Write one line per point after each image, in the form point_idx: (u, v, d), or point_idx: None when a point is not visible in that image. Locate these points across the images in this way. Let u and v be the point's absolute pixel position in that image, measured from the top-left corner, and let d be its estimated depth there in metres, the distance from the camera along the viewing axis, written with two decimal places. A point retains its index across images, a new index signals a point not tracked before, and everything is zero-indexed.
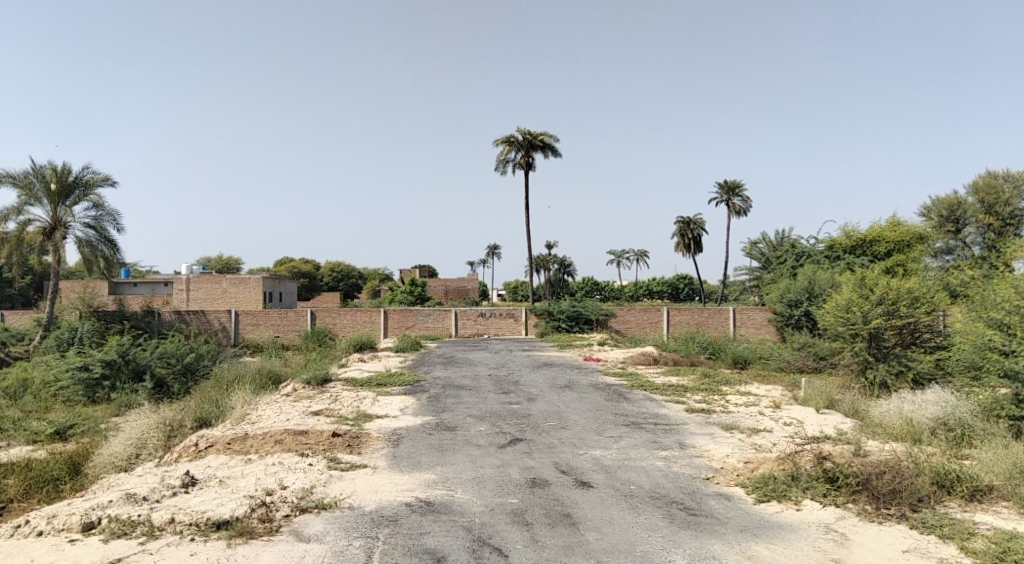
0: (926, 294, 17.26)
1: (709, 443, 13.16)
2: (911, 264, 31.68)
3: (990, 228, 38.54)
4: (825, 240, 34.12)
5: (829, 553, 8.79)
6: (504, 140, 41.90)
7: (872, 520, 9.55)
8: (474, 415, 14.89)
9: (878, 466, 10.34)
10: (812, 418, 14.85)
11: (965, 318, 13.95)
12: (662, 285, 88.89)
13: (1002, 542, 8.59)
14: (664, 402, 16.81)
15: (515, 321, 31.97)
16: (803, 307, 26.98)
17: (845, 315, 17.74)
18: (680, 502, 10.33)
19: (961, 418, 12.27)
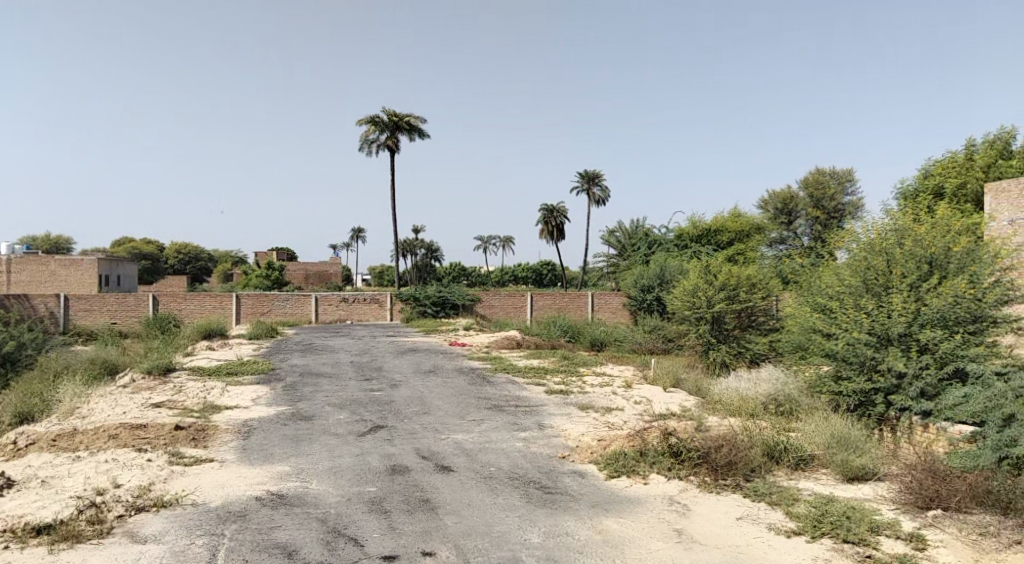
0: (762, 281, 18.46)
1: (566, 422, 13.53)
2: (750, 252, 33.79)
3: (818, 220, 41.79)
4: (675, 229, 35.88)
5: (672, 524, 9.26)
6: (369, 119, 41.00)
7: (710, 491, 10.16)
8: (332, 403, 14.57)
9: (717, 440, 11.01)
10: (660, 396, 15.64)
11: (796, 302, 14.89)
12: (527, 270, 90.29)
13: (821, 506, 9.36)
14: (525, 384, 17.12)
15: (378, 306, 31.48)
16: (654, 293, 28.20)
17: (691, 299, 18.73)
18: (537, 481, 10.58)
19: (789, 393, 13.57)
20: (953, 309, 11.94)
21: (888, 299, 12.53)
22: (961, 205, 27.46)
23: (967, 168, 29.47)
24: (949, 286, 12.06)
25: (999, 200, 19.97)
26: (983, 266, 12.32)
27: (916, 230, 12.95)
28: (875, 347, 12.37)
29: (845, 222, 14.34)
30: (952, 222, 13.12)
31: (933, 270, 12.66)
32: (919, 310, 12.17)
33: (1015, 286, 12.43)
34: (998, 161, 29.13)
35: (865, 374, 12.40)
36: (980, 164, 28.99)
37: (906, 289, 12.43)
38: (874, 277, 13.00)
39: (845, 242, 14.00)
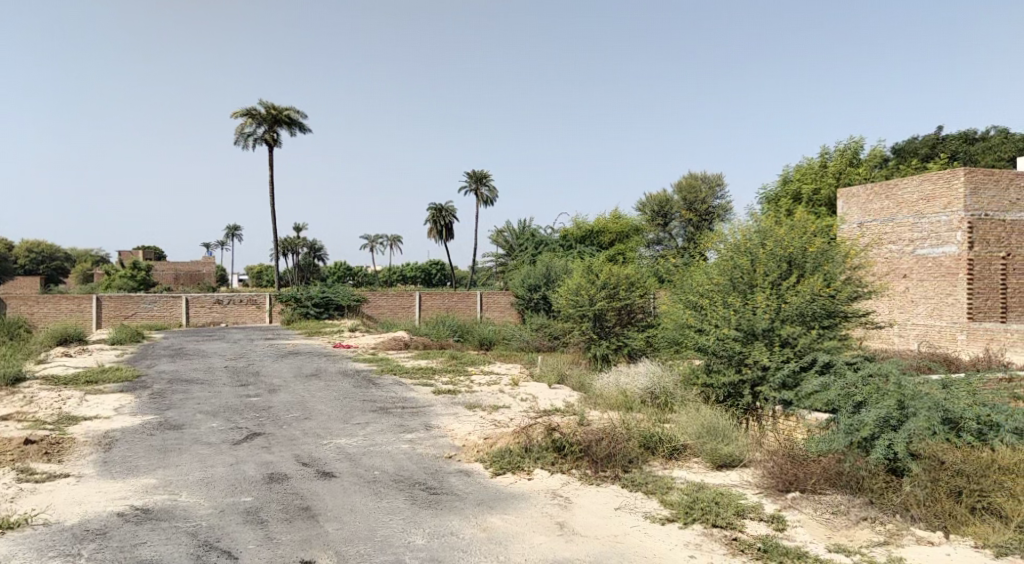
0: (640, 279, 19.02)
1: (453, 422, 13.47)
2: (630, 252, 34.86)
3: (690, 222, 43.61)
4: (560, 230, 36.50)
5: (554, 517, 9.37)
6: (245, 111, 39.51)
7: (591, 483, 10.36)
8: (205, 411, 13.92)
9: (597, 433, 11.25)
10: (545, 392, 15.85)
11: (670, 299, 15.44)
12: (414, 270, 89.57)
13: (693, 493, 9.73)
14: (411, 385, 16.93)
15: (256, 308, 30.39)
16: (541, 292, 28.57)
17: (574, 297, 19.10)
18: (422, 483, 10.46)
19: (665, 386, 14.09)
20: (810, 305, 12.72)
21: (752, 297, 13.15)
22: (818, 210, 29.31)
23: (821, 174, 31.42)
24: (806, 285, 12.81)
25: (850, 204, 21.45)
26: (836, 265, 13.17)
27: (776, 232, 13.67)
28: (741, 341, 12.96)
29: (714, 225, 14.91)
30: (808, 225, 13.88)
31: (792, 269, 13.40)
32: (780, 307, 12.85)
33: (863, 283, 13.40)
34: (848, 167, 31.23)
35: (733, 367, 13.00)
36: (832, 171, 30.97)
37: (768, 288, 13.07)
38: (740, 276, 13.61)
39: (713, 243, 14.53)
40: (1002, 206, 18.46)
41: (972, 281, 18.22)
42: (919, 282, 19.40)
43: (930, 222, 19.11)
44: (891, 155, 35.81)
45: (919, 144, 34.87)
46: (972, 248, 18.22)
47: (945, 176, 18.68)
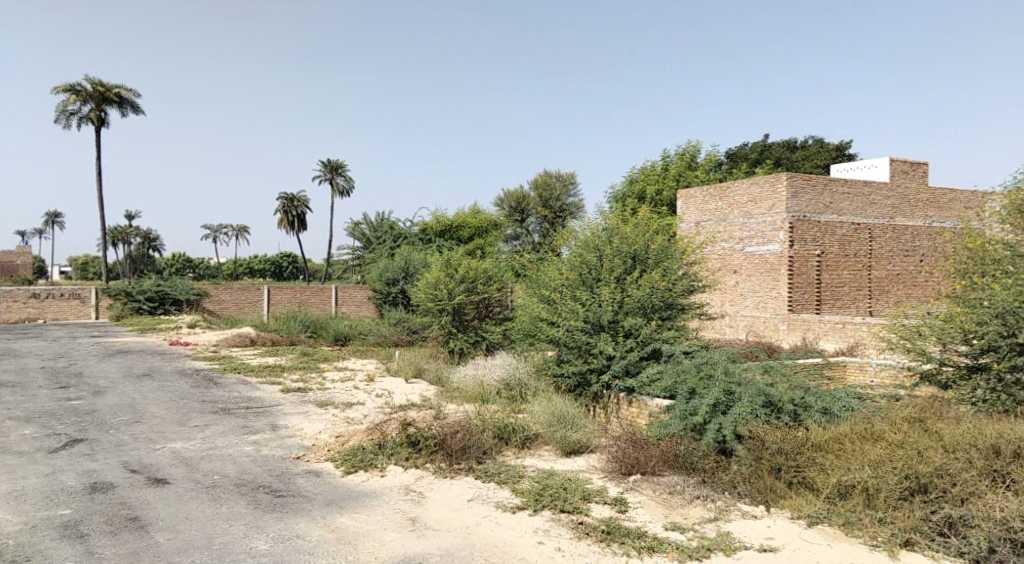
0: (496, 273, 19.07)
1: (301, 421, 12.91)
2: (489, 247, 34.98)
3: (545, 218, 44.30)
4: (419, 223, 36.11)
5: (406, 513, 9.13)
6: (68, 88, 36.31)
7: (444, 476, 10.22)
8: (17, 417, 12.60)
9: (452, 427, 11.13)
10: (401, 387, 15.56)
11: (525, 293, 15.55)
12: (264, 263, 86.06)
13: (544, 481, 9.80)
14: (258, 384, 16.11)
15: (80, 302, 28.01)
16: (399, 286, 28.13)
17: (433, 292, 18.71)
18: (266, 485, 9.92)
19: (519, 378, 14.22)
20: (650, 298, 13.22)
21: (598, 290, 13.46)
22: (662, 210, 30.59)
23: (664, 176, 32.79)
24: (647, 278, 13.30)
25: (688, 205, 22.55)
26: (675, 261, 13.72)
27: (622, 229, 14.05)
28: (589, 332, 13.26)
29: (566, 222, 15.17)
30: (650, 223, 14.41)
31: (636, 264, 13.82)
32: (623, 299, 13.27)
33: (699, 278, 14.07)
34: (687, 170, 32.77)
35: (581, 357, 13.27)
36: (673, 173, 32.43)
37: (612, 282, 13.44)
38: (588, 271, 13.89)
39: (565, 239, 14.78)
40: (818, 209, 19.98)
41: (792, 276, 19.61)
42: (748, 277, 20.69)
43: (758, 222, 20.38)
44: (725, 159, 38.01)
45: (749, 149, 37.25)
46: (792, 247, 19.61)
47: (770, 179, 19.99)
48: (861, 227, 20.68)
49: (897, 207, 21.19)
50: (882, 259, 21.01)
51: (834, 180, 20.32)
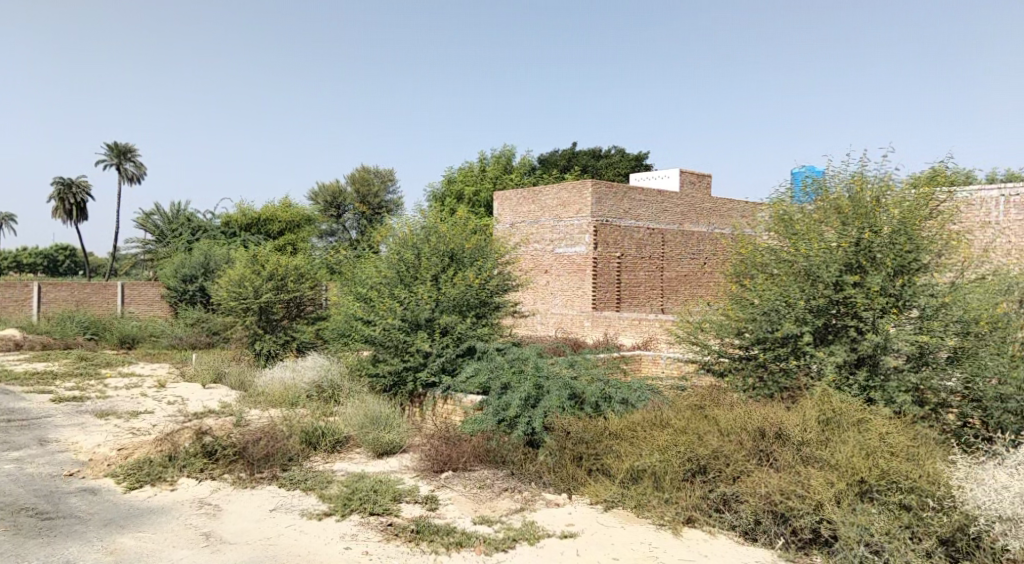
0: (308, 270, 18.46)
1: (77, 434, 11.72)
2: (301, 243, 33.83)
3: (363, 214, 43.39)
4: (221, 216, 34.08)
5: (199, 528, 8.55)
6: None
7: (245, 486, 9.69)
8: None
9: (255, 433, 10.58)
10: (197, 393, 14.60)
11: (340, 292, 15.11)
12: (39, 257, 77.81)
13: (352, 484, 9.56)
14: (24, 394, 14.44)
15: None
16: (198, 283, 26.46)
17: (236, 289, 17.65)
18: (31, 508, 8.90)
19: (332, 380, 13.91)
20: (465, 296, 13.34)
21: (415, 288, 13.34)
22: (477, 212, 31.01)
23: (480, 178, 33.22)
24: (461, 276, 13.39)
25: (503, 207, 23.02)
26: (489, 261, 13.96)
27: (440, 228, 14.05)
28: (406, 331, 13.08)
29: (384, 220, 14.92)
30: (467, 223, 14.58)
31: (452, 263, 13.89)
32: (439, 298, 13.26)
33: (512, 277, 14.34)
34: (502, 174, 33.61)
35: (397, 356, 13.04)
36: (489, 176, 32.98)
37: (429, 280, 13.38)
38: (406, 269, 13.70)
39: (383, 237, 14.49)
40: (618, 214, 21.13)
41: (596, 276, 20.57)
42: (557, 277, 21.45)
43: (566, 225, 21.17)
44: (538, 164, 39.22)
45: (558, 155, 38.59)
46: (596, 249, 20.55)
47: (578, 185, 20.83)
48: (656, 232, 22.16)
49: (685, 214, 23.06)
50: (673, 261, 22.66)
51: (633, 187, 21.60)
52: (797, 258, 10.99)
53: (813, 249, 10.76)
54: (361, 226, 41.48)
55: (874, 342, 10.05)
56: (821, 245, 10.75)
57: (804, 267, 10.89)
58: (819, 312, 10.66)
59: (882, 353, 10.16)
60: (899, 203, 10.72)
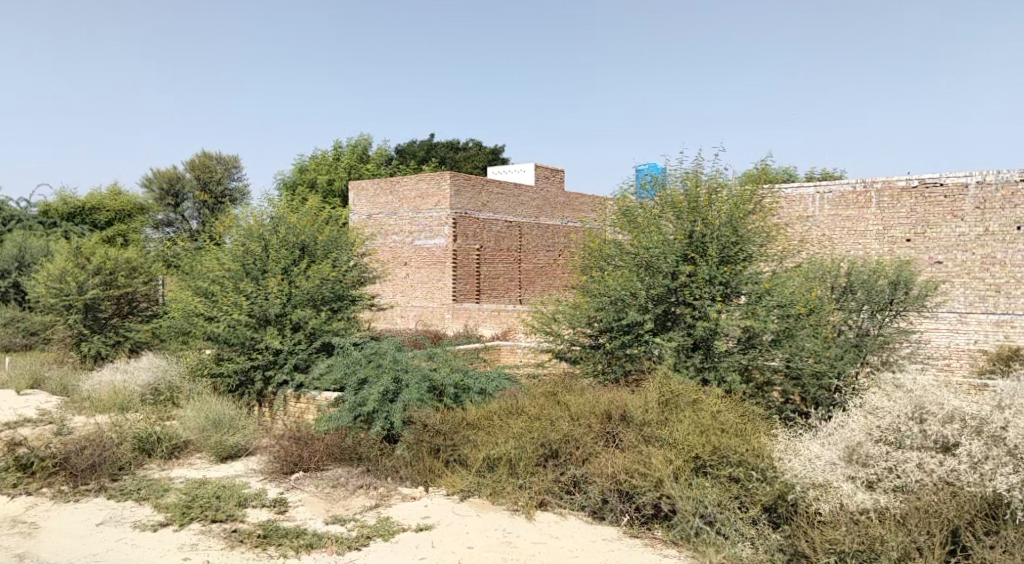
0: (142, 264, 17.43)
1: None
2: (133, 234, 32.06)
3: (205, 204, 39.76)
4: (39, 204, 31.35)
5: (12, 549, 7.86)
6: None
7: (67, 500, 9.00)
8: None
9: (79, 442, 9.88)
10: (10, 402, 13.41)
11: (179, 288, 14.29)
12: None
13: (191, 491, 9.10)
14: None
15: None
16: (11, 279, 24.20)
17: (58, 286, 16.43)
18: None
19: (169, 381, 13.19)
20: (319, 289, 12.94)
21: (263, 282, 12.80)
22: (332, 202, 30.18)
23: (334, 167, 32.29)
24: (316, 269, 12.97)
25: (359, 196, 22.38)
26: (343, 253, 13.60)
27: (290, 218, 13.53)
28: (253, 327, 12.56)
29: (228, 209, 14.20)
30: (319, 214, 14.14)
31: (304, 255, 13.44)
32: (291, 291, 12.76)
33: (368, 269, 14.06)
34: (358, 163, 32.96)
35: (244, 354, 12.50)
36: (344, 164, 32.16)
37: (280, 273, 12.87)
38: (253, 262, 13.11)
39: (227, 228, 13.78)
40: (476, 206, 21.20)
41: (455, 269, 20.54)
42: (416, 269, 21.26)
43: (425, 217, 20.95)
44: (395, 154, 38.62)
45: (416, 147, 38.21)
46: (455, 241, 20.49)
47: (435, 176, 20.65)
48: (513, 225, 22.46)
49: (541, 207, 23.55)
50: (530, 254, 23.11)
51: (490, 180, 21.74)
52: (638, 251, 11.45)
53: (655, 242, 11.23)
54: (204, 215, 39.37)
55: (706, 328, 10.61)
56: (658, 237, 11.26)
57: (645, 259, 11.34)
58: (659, 301, 11.16)
59: (713, 338, 10.74)
60: (727, 197, 11.42)
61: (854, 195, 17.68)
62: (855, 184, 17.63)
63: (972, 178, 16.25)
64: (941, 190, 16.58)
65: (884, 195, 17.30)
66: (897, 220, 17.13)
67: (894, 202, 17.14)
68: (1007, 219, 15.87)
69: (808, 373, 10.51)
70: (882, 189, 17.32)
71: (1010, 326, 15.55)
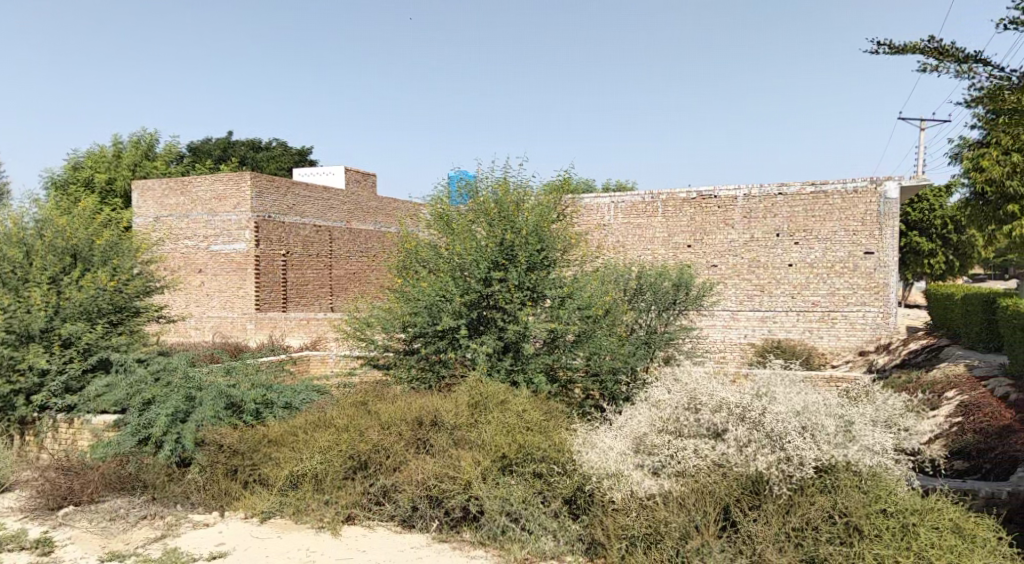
0: None
1: None
2: None
3: None
4: None
5: None
6: None
7: None
8: None
9: None
10: None
11: None
12: None
13: None
14: None
15: None
16: None
17: None
18: None
19: None
20: (95, 301, 11.76)
21: (25, 293, 11.42)
22: (112, 203, 27.67)
23: (114, 165, 29.61)
24: (90, 278, 11.78)
25: (145, 198, 20.60)
26: (124, 259, 12.43)
27: (57, 221, 12.17)
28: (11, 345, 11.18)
29: None
30: (94, 216, 12.84)
31: (77, 262, 12.14)
32: (59, 304, 11.49)
33: (154, 277, 12.96)
34: (142, 161, 30.51)
35: None
36: (127, 163, 29.66)
37: (46, 283, 11.56)
38: (10, 270, 11.67)
39: None
40: (280, 209, 20.26)
41: (258, 275, 19.50)
42: (213, 277, 19.94)
43: (221, 220, 19.69)
44: (186, 152, 36.16)
45: (213, 144, 35.97)
46: (257, 246, 19.43)
47: (233, 177, 19.46)
48: (322, 230, 21.74)
49: (351, 212, 23.01)
50: (341, 259, 22.49)
51: (295, 182, 20.89)
52: (452, 256, 11.42)
53: (467, 247, 11.27)
54: None
55: (516, 331, 10.79)
56: (471, 243, 11.29)
57: (459, 264, 11.31)
58: (472, 306, 11.17)
59: (522, 341, 10.91)
60: (532, 204, 11.70)
61: (643, 205, 18.76)
62: (644, 195, 18.70)
63: (741, 191, 17.79)
64: (716, 201, 18.01)
65: (669, 205, 18.50)
66: (680, 227, 18.37)
67: (677, 211, 18.39)
68: (769, 227, 17.59)
69: (606, 370, 11.00)
70: (667, 200, 18.49)
71: (773, 321, 17.54)
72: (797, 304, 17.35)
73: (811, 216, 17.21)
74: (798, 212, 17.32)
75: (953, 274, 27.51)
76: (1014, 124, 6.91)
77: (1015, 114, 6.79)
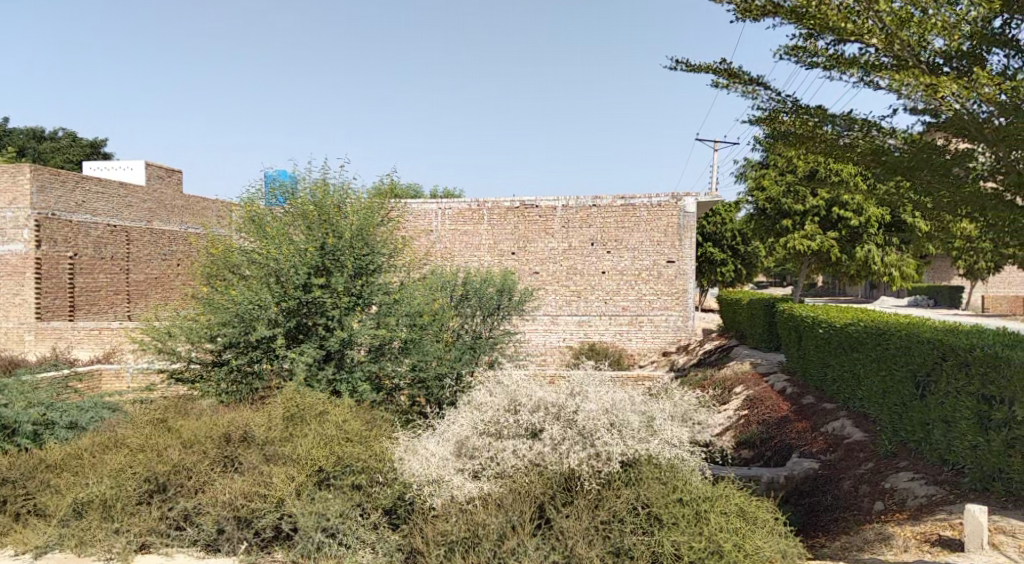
0: None
1: None
2: None
3: None
4: None
5: None
6: None
7: None
8: None
9: None
10: None
11: None
12: None
13: None
14: None
15: None
16: None
17: None
18: None
19: None
20: None
21: None
22: None
23: None
24: None
25: None
26: None
27: None
28: None
29: None
30: None
31: None
32: None
33: None
34: None
35: None
36: None
37: None
38: None
39: None
40: (67, 207, 18.51)
41: (39, 281, 17.68)
42: None
43: None
44: None
45: None
46: (39, 247, 17.64)
47: (9, 169, 17.52)
48: (118, 230, 20.10)
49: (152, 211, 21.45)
50: (140, 262, 20.86)
51: (86, 177, 19.16)
52: (266, 260, 10.81)
53: (282, 253, 10.70)
54: None
55: (340, 340, 10.51)
56: (290, 247, 10.78)
57: (275, 271, 10.73)
58: (291, 314, 10.74)
59: (346, 349, 10.68)
60: (354, 210, 11.43)
61: (468, 213, 18.94)
62: (470, 202, 18.91)
63: (559, 202, 18.45)
64: (537, 210, 18.54)
65: (493, 214, 18.82)
66: (504, 235, 18.74)
67: (501, 220, 18.74)
68: (584, 237, 18.36)
69: (431, 375, 11.05)
70: (492, 208, 18.80)
71: (588, 326, 18.29)
72: (609, 309, 18.24)
73: (621, 227, 18.18)
74: (610, 224, 18.23)
75: (740, 281, 30.11)
76: (788, 149, 7.66)
77: (787, 140, 7.52)
